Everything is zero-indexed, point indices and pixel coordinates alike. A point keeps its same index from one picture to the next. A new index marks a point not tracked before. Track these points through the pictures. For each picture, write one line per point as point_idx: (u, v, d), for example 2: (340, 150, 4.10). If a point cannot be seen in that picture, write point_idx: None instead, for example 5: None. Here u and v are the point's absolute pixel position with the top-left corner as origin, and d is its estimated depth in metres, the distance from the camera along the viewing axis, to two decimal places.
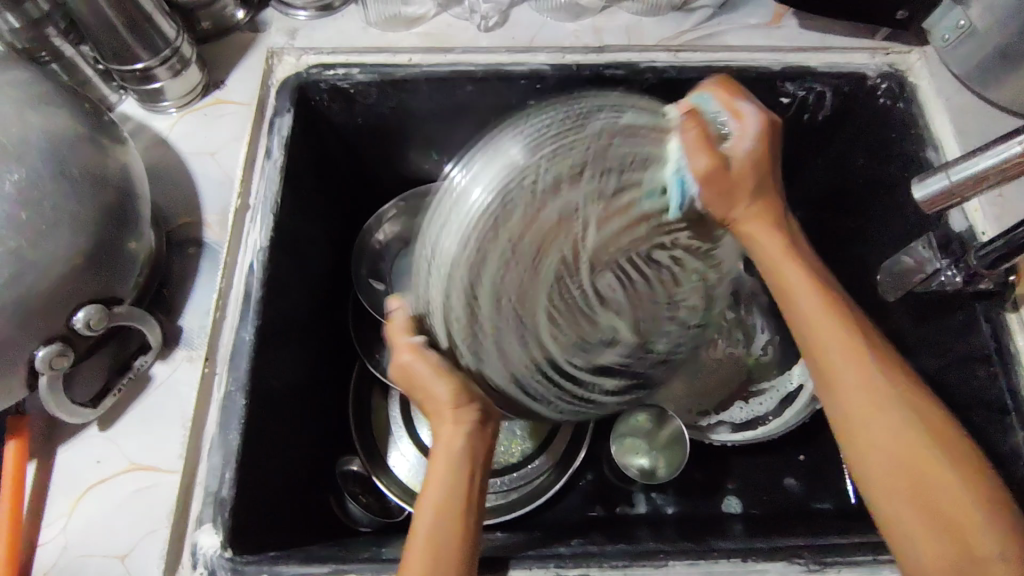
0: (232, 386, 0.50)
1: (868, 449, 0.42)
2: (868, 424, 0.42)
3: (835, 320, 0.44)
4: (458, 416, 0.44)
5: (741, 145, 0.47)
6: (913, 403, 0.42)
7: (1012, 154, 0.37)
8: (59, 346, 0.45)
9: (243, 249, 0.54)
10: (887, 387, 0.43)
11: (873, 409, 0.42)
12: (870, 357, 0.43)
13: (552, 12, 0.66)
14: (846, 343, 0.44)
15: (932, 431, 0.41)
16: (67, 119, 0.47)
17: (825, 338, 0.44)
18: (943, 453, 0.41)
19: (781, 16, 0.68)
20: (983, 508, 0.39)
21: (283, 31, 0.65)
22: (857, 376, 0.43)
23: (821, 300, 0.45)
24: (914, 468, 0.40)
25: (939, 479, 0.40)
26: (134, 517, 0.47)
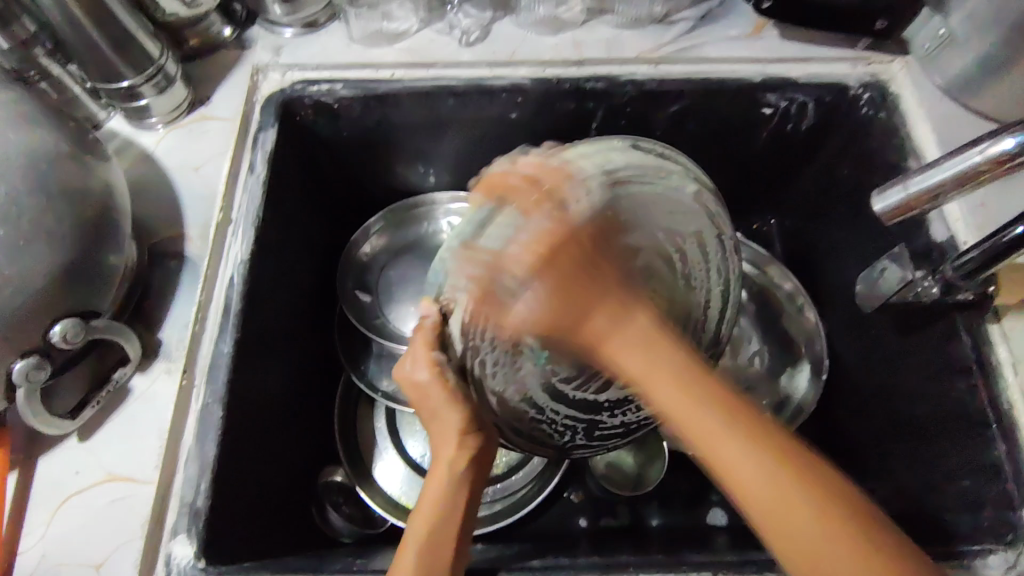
0: (210, 398, 0.50)
1: (738, 495, 0.34)
2: (783, 542, 0.32)
3: (691, 400, 0.35)
4: (464, 443, 0.47)
5: (521, 272, 0.43)
6: (829, 501, 0.32)
7: (972, 164, 0.37)
8: (35, 358, 0.46)
9: (223, 262, 0.55)
10: (750, 452, 0.34)
11: (720, 439, 0.34)
12: (724, 426, 0.34)
13: (534, 25, 0.67)
14: (704, 429, 0.35)
15: (776, 460, 0.33)
16: (49, 136, 0.48)
17: (665, 400, 0.36)
18: (810, 492, 0.32)
19: (763, 27, 0.68)
20: (887, 546, 0.31)
21: (269, 48, 0.66)
22: (724, 440, 0.34)
23: (648, 332, 0.39)
24: (820, 563, 0.31)
25: (799, 524, 0.32)
26: (109, 527, 0.48)
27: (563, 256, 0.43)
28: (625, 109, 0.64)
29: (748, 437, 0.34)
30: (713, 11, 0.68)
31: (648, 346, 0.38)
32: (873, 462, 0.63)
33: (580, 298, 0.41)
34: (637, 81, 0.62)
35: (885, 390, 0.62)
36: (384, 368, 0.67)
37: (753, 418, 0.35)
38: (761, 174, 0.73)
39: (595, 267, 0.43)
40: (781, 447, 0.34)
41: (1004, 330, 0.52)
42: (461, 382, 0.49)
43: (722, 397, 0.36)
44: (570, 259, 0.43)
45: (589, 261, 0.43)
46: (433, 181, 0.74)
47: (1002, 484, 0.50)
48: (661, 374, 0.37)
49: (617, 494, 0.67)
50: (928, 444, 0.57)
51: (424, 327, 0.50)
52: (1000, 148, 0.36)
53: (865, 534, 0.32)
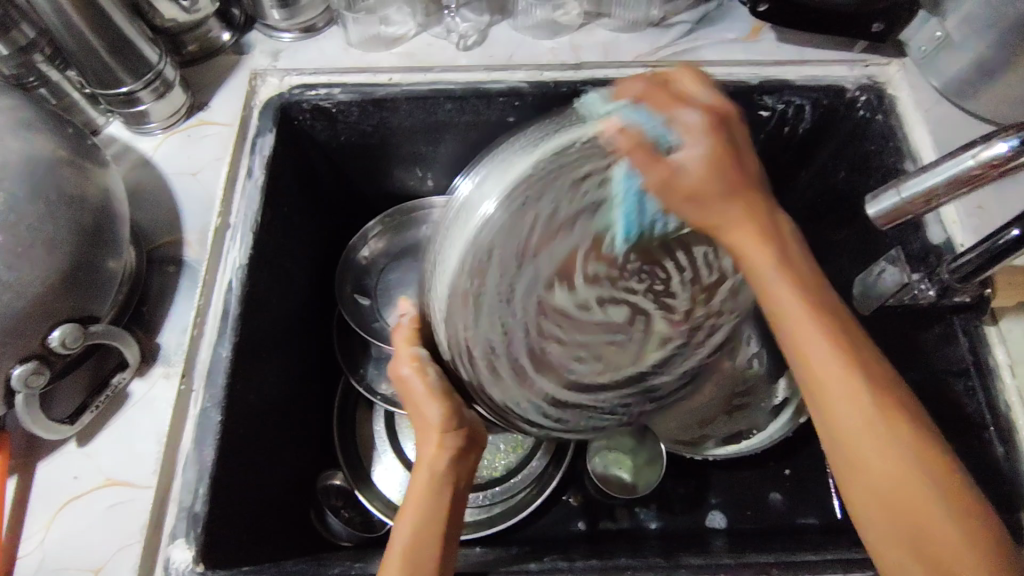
0: (208, 402, 0.51)
1: (829, 421, 0.40)
2: (893, 486, 0.38)
3: (819, 340, 0.39)
4: (445, 442, 0.46)
5: (656, 180, 0.41)
6: (933, 457, 0.38)
7: (965, 168, 0.37)
8: (34, 364, 0.46)
9: (222, 267, 0.56)
10: (866, 404, 0.39)
11: (838, 373, 0.39)
12: (847, 369, 0.39)
13: (532, 29, 0.67)
14: (830, 372, 0.39)
15: (903, 425, 0.38)
16: (48, 143, 0.48)
17: (804, 336, 0.40)
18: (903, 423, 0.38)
19: (759, 30, 0.68)
20: (950, 475, 0.38)
21: (267, 53, 0.67)
22: (840, 381, 0.39)
23: (780, 262, 0.41)
24: (913, 506, 0.37)
25: (875, 446, 0.38)
26: (109, 532, 0.48)
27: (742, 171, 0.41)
28: None
29: (875, 393, 0.39)
30: (709, 15, 0.69)
31: (755, 266, 0.41)
32: None
33: (720, 228, 0.42)
34: (634, 84, 0.63)
35: None
36: (383, 371, 0.67)
37: (883, 370, 0.40)
38: None
39: (730, 168, 0.41)
40: (896, 403, 0.39)
41: (1002, 332, 0.52)
42: (443, 378, 0.48)
43: (846, 346, 0.39)
44: (729, 172, 0.41)
45: (735, 172, 0.41)
46: (431, 184, 0.74)
47: (1000, 486, 0.50)
48: (807, 308, 0.40)
49: (613, 497, 0.67)
50: None
51: (401, 327, 0.50)
52: (993, 152, 0.36)
53: (959, 500, 0.37)
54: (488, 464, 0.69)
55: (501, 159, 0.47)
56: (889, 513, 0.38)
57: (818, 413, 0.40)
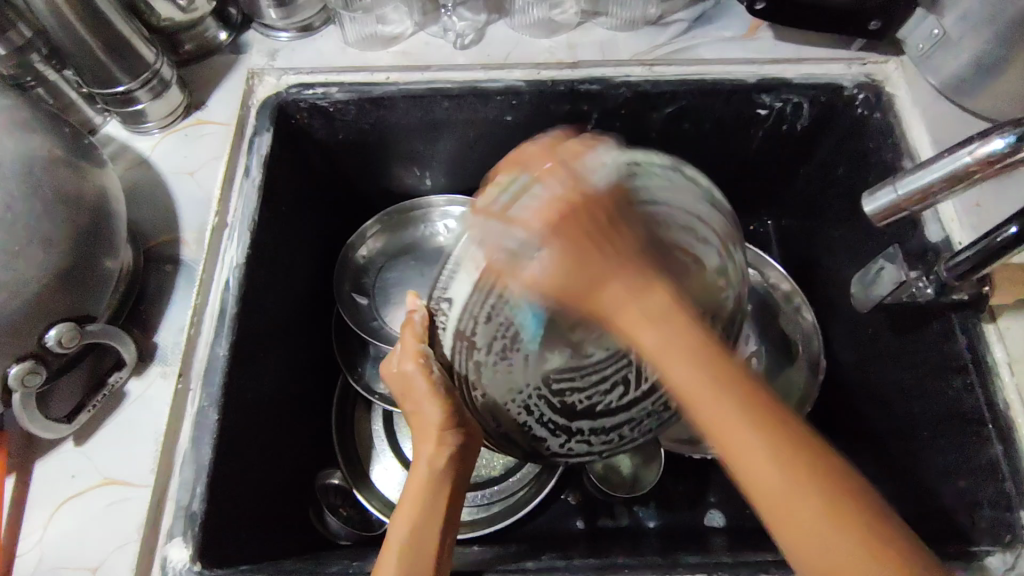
0: (205, 401, 0.51)
1: (708, 423, 0.34)
2: (761, 500, 0.33)
3: (725, 383, 0.34)
4: (445, 438, 0.49)
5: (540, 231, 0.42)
6: (802, 484, 0.32)
7: (961, 164, 0.37)
8: (31, 363, 0.46)
9: (219, 266, 0.56)
10: (729, 400, 0.34)
11: (735, 423, 0.33)
12: (715, 376, 0.34)
13: (529, 28, 0.67)
14: (693, 390, 0.34)
15: (802, 464, 0.32)
16: (44, 143, 0.48)
17: (660, 335, 0.36)
18: (755, 430, 0.33)
19: (757, 28, 0.68)
20: (874, 538, 0.31)
21: (264, 52, 0.67)
22: (711, 393, 0.34)
23: (632, 288, 0.39)
24: (794, 523, 0.32)
25: (748, 448, 0.33)
26: (106, 530, 0.48)
27: (586, 219, 0.42)
28: (620, 111, 0.64)
29: (717, 384, 0.34)
30: (706, 13, 0.69)
31: (638, 297, 0.38)
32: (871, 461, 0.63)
33: (575, 272, 0.41)
34: (631, 83, 0.63)
35: (881, 390, 0.62)
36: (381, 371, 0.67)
37: (755, 387, 0.34)
38: (756, 174, 0.73)
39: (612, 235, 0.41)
40: (798, 445, 0.33)
41: (1000, 330, 0.52)
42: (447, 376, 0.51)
43: (718, 357, 0.35)
44: (594, 217, 0.42)
45: (602, 232, 0.42)
46: (429, 183, 0.74)
47: (998, 484, 0.50)
48: (680, 333, 0.36)
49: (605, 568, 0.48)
50: (925, 443, 0.57)
51: (410, 323, 0.52)
52: (990, 148, 0.36)
53: (877, 555, 0.30)
54: (486, 463, 0.69)
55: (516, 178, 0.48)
56: (783, 532, 0.32)
57: (715, 443, 0.34)
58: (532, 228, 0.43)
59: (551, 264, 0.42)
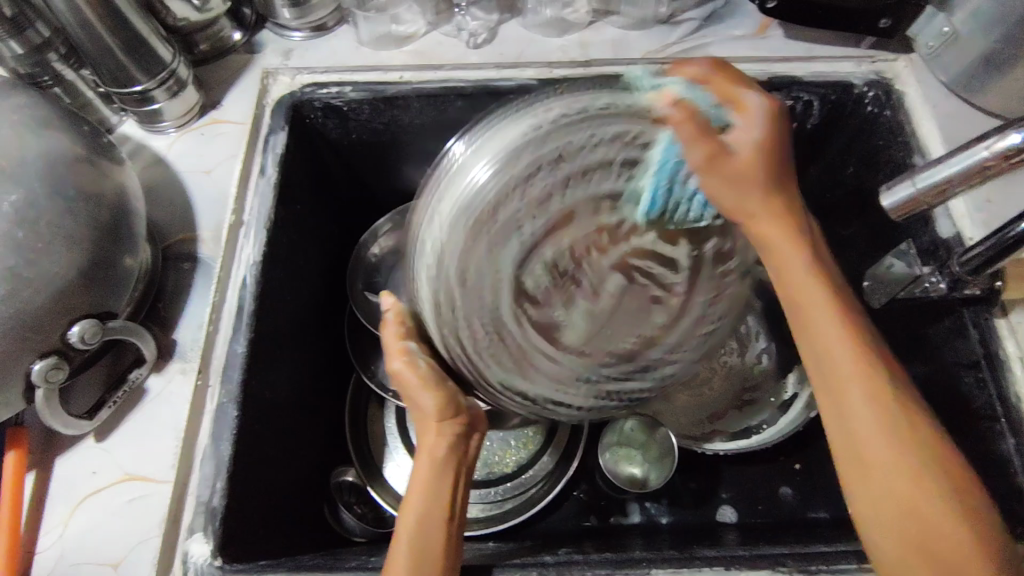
0: (225, 398, 0.51)
1: (833, 391, 0.41)
2: (850, 456, 0.41)
3: (847, 350, 0.41)
4: (443, 429, 0.46)
5: (704, 164, 0.40)
6: (906, 429, 0.40)
7: (980, 159, 0.37)
8: (54, 359, 0.46)
9: (236, 263, 0.56)
10: (867, 378, 0.40)
11: (873, 393, 0.40)
12: (850, 354, 0.41)
13: (541, 27, 0.68)
14: (835, 341, 0.41)
15: (909, 426, 0.40)
16: (65, 141, 0.48)
17: (814, 314, 0.42)
18: (907, 414, 0.40)
19: (768, 27, 0.68)
20: (944, 491, 0.39)
21: (278, 52, 0.67)
22: (839, 360, 0.41)
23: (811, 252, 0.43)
24: (883, 478, 0.39)
25: (884, 445, 0.39)
26: (128, 526, 0.48)
27: (730, 172, 0.41)
28: None
29: (867, 360, 0.41)
30: (718, 12, 0.69)
31: (787, 272, 0.43)
32: None
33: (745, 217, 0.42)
34: None
35: None
36: None
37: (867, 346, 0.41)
38: None
39: (755, 180, 0.41)
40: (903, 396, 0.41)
41: (1012, 325, 0.52)
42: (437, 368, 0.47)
43: (854, 325, 0.42)
44: (779, 153, 0.42)
45: (739, 173, 0.41)
46: None
47: (1012, 478, 0.50)
48: (836, 308, 0.42)
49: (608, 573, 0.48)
50: None
51: (388, 318, 0.49)
52: (1007, 143, 0.36)
53: (927, 482, 0.39)
54: (498, 461, 0.69)
55: (484, 134, 0.43)
56: (882, 497, 0.39)
57: (826, 403, 0.42)
58: (715, 177, 0.41)
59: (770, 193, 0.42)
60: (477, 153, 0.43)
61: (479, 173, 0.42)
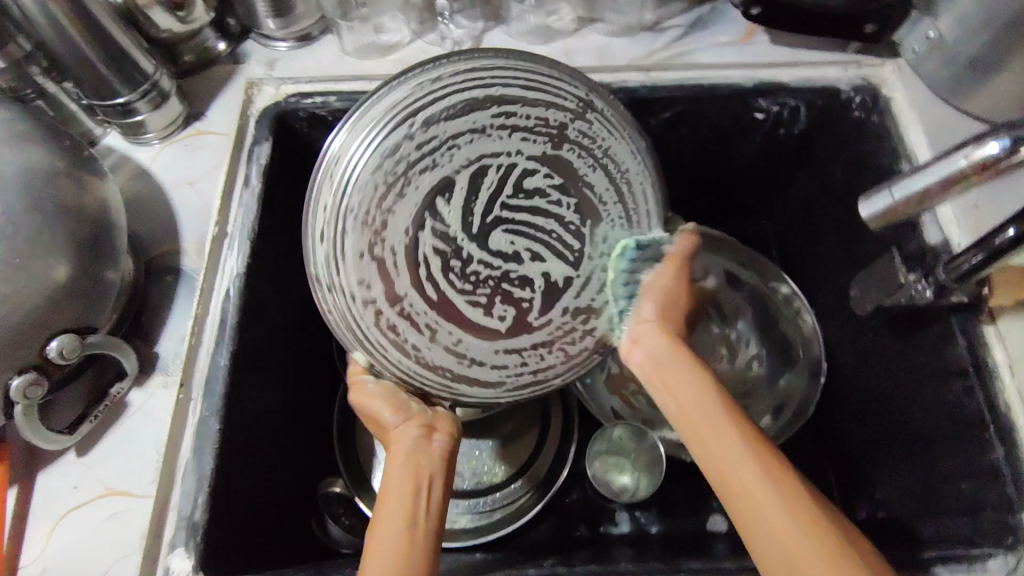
0: (208, 411, 0.51)
1: (704, 435, 0.42)
2: (743, 489, 0.39)
3: (708, 392, 0.44)
4: (402, 434, 0.48)
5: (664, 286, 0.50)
6: (794, 479, 0.39)
7: (959, 168, 0.37)
8: (32, 375, 0.46)
9: (220, 275, 0.56)
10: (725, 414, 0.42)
11: (722, 428, 0.42)
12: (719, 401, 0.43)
13: (525, 35, 0.67)
14: (684, 374, 0.46)
15: (769, 452, 0.40)
16: (45, 155, 0.48)
17: (671, 364, 0.46)
18: (797, 486, 0.39)
19: (753, 33, 0.68)
20: (841, 536, 0.36)
21: (263, 62, 0.67)
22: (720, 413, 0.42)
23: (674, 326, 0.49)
24: (749, 491, 0.39)
25: (766, 502, 0.38)
26: (109, 541, 0.48)
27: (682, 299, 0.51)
28: None
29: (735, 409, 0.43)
30: (703, 17, 0.69)
31: (672, 347, 0.47)
32: (875, 463, 0.63)
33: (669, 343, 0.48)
34: (628, 89, 0.63)
35: (879, 393, 0.63)
36: None
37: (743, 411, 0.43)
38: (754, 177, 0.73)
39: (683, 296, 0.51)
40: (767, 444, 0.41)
41: (1000, 331, 0.52)
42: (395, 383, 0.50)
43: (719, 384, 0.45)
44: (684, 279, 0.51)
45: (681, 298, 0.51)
46: None
47: (1001, 487, 0.50)
48: (679, 358, 0.47)
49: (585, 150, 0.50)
50: (925, 448, 0.57)
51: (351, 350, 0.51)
52: (984, 152, 0.36)
53: (817, 524, 0.37)
54: (488, 470, 0.68)
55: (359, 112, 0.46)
56: (751, 508, 0.38)
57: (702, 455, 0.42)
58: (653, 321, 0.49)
59: (669, 299, 0.50)
60: (343, 143, 0.46)
61: (358, 154, 0.45)
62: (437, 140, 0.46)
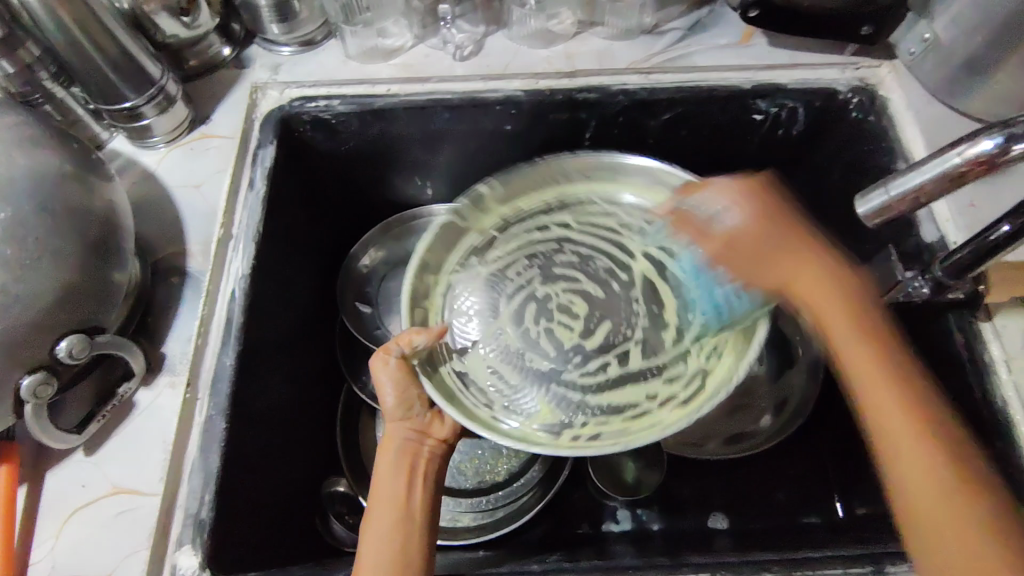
0: (213, 410, 0.51)
1: (869, 396, 0.44)
2: (912, 473, 0.41)
3: (886, 361, 0.44)
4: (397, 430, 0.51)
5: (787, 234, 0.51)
6: (947, 445, 0.41)
7: (952, 165, 0.37)
8: (42, 374, 0.47)
9: (225, 277, 0.57)
10: (891, 379, 0.43)
11: (889, 390, 0.43)
12: (883, 368, 0.44)
13: (527, 39, 0.68)
14: (861, 355, 0.45)
15: (934, 426, 0.42)
16: (53, 158, 0.49)
17: (838, 336, 0.46)
18: (950, 451, 0.41)
19: (752, 35, 0.69)
20: (978, 486, 0.40)
21: (267, 66, 0.68)
22: (879, 368, 0.44)
23: (843, 299, 0.47)
24: (901, 451, 0.42)
25: (923, 480, 0.41)
26: (117, 539, 0.48)
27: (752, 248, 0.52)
28: (617, 119, 0.65)
29: (899, 375, 0.44)
30: (701, 21, 0.70)
31: (842, 311, 0.47)
32: None
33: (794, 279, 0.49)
34: (629, 90, 0.64)
35: None
36: None
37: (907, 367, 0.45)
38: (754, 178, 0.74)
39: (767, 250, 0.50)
40: (926, 406, 0.43)
41: (996, 328, 0.52)
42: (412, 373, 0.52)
43: (873, 330, 0.46)
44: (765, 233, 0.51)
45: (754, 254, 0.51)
46: (431, 192, 0.75)
47: (1000, 482, 0.50)
48: (851, 325, 0.46)
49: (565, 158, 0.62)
50: None
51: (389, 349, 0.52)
52: (979, 149, 0.37)
53: (963, 478, 0.40)
54: (490, 469, 0.69)
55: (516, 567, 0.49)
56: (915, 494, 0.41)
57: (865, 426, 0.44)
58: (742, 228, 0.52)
59: (817, 261, 0.49)
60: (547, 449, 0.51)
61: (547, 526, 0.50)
62: (627, 303, 0.59)
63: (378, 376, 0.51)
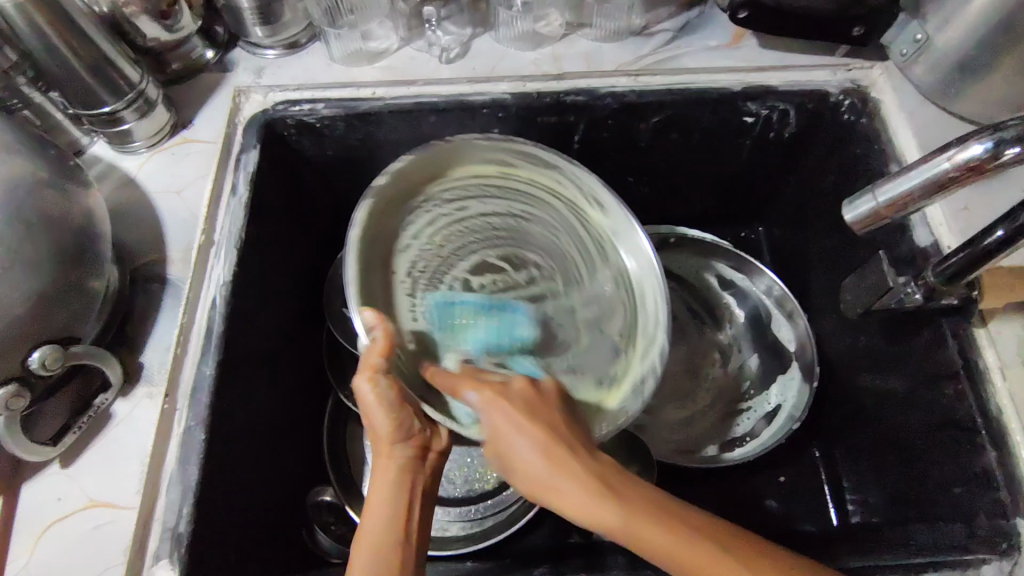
0: (192, 420, 0.50)
1: (667, 559, 0.38)
2: None
3: (604, 504, 0.39)
4: (395, 451, 0.47)
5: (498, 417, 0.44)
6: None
7: (942, 170, 0.36)
8: (14, 386, 0.46)
9: (206, 284, 0.56)
10: (630, 517, 0.39)
11: (671, 539, 0.38)
12: (661, 517, 0.39)
13: (514, 41, 0.67)
14: (550, 480, 0.41)
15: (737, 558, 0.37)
16: (29, 165, 0.48)
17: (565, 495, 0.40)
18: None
19: (742, 37, 0.68)
20: None
21: (251, 69, 0.67)
22: (642, 516, 0.39)
23: (531, 449, 0.42)
24: None
25: None
26: (92, 554, 0.47)
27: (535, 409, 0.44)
28: (607, 121, 0.65)
29: (635, 508, 0.39)
30: (691, 22, 0.69)
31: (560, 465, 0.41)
32: (871, 469, 0.63)
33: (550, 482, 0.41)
34: (617, 93, 0.63)
35: (871, 397, 0.62)
36: None
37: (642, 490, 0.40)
38: (744, 181, 0.73)
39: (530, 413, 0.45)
40: (750, 542, 0.38)
41: (990, 334, 0.51)
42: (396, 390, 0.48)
43: (593, 466, 0.41)
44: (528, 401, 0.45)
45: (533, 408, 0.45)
46: None
47: (995, 492, 0.49)
48: (569, 473, 0.41)
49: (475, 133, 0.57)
50: (919, 454, 0.56)
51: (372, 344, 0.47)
52: (968, 154, 0.36)
53: None
54: (479, 477, 0.68)
55: None
56: None
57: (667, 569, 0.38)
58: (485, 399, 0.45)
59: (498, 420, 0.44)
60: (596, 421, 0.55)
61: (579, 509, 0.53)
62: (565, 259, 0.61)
63: (365, 394, 0.47)
